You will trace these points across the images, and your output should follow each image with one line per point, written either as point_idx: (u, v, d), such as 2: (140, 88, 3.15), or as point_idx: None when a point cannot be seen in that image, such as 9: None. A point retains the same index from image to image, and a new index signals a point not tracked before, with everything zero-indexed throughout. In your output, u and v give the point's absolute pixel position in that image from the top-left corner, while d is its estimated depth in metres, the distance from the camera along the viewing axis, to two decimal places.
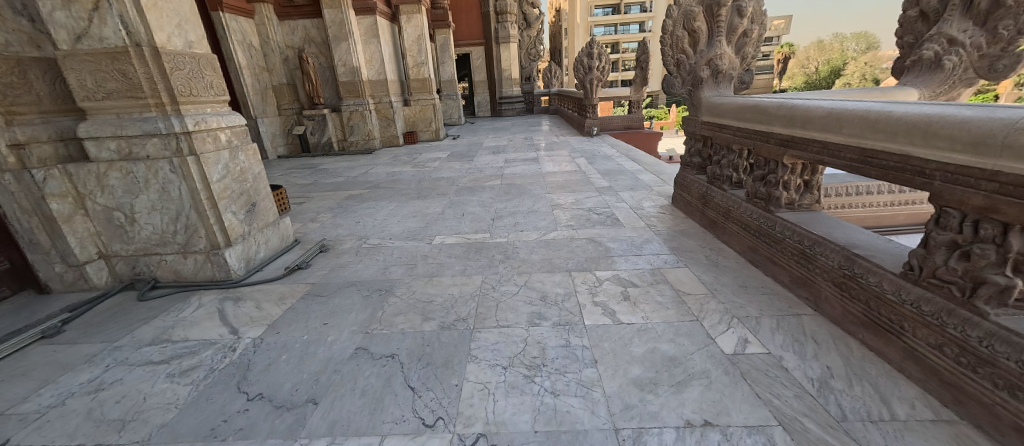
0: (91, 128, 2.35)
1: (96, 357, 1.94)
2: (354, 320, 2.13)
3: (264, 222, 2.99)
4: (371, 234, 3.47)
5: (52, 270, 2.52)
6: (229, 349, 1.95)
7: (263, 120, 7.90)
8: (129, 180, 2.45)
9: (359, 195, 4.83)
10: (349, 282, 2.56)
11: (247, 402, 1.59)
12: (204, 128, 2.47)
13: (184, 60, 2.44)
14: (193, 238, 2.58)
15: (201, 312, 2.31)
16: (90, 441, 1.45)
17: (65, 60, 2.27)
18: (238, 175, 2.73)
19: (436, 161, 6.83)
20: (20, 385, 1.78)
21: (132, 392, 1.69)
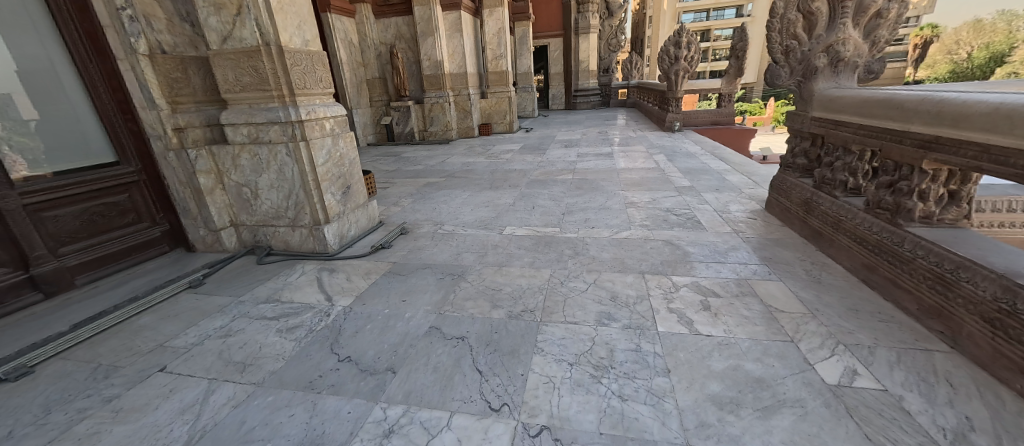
0: (229, 116, 2.77)
1: (225, 309, 2.32)
2: (429, 300, 2.26)
3: (356, 203, 3.30)
4: (445, 220, 3.64)
5: (198, 233, 3.05)
6: (325, 314, 2.20)
7: (357, 111, 8.66)
8: (255, 161, 2.85)
9: (435, 183, 5.09)
10: (425, 265, 2.73)
11: (338, 363, 1.79)
12: (314, 117, 2.80)
13: (301, 56, 2.77)
14: (300, 214, 2.94)
15: (303, 279, 2.64)
16: (221, 376, 1.75)
17: (215, 58, 2.70)
18: (338, 161, 3.05)
19: (508, 154, 6.93)
20: (173, 324, 2.19)
21: (250, 340, 1.99)
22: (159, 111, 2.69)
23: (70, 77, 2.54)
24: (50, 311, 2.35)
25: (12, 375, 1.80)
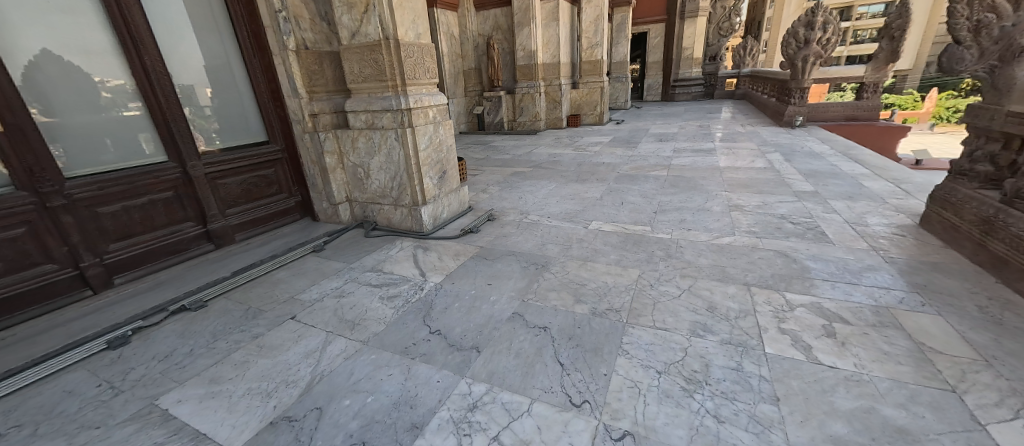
0: (351, 103, 3.11)
1: (339, 273, 2.65)
2: (513, 286, 2.32)
3: (450, 188, 3.50)
4: (530, 210, 3.68)
5: (321, 205, 3.52)
6: (419, 288, 2.38)
7: (453, 101, 9.11)
8: (369, 144, 3.17)
9: (521, 173, 5.16)
10: (510, 252, 2.79)
11: (430, 335, 1.93)
12: (420, 106, 3.02)
13: (414, 49, 2.99)
14: (402, 194, 3.21)
15: (402, 253, 2.89)
16: (335, 331, 2.00)
17: (344, 52, 3.03)
18: (438, 147, 3.25)
19: (597, 146, 6.72)
20: (301, 281, 2.57)
21: (358, 303, 2.25)
22: (299, 99, 3.13)
23: (239, 70, 3.09)
24: (218, 259, 2.93)
25: (194, 305, 2.29)
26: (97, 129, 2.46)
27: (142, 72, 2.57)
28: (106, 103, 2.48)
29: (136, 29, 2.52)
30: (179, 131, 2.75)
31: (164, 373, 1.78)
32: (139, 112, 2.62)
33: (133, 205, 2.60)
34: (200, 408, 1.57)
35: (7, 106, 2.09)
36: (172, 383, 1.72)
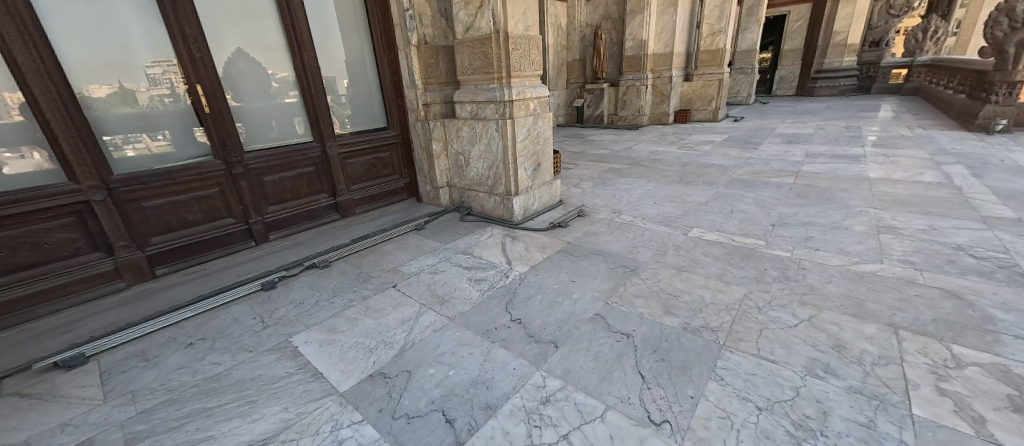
0: (460, 94, 3.29)
1: (435, 251, 2.86)
2: (598, 287, 2.25)
3: (543, 180, 3.52)
4: (624, 209, 3.52)
5: (425, 188, 3.83)
6: (504, 275, 2.46)
7: (554, 93, 9.09)
8: (472, 133, 3.33)
9: (618, 170, 4.95)
10: (598, 251, 2.71)
11: (511, 322, 1.98)
12: (522, 98, 3.07)
13: (522, 42, 3.04)
14: (497, 183, 3.32)
15: (492, 240, 3.01)
16: (427, 304, 2.17)
17: (458, 46, 3.21)
18: (535, 139, 3.29)
19: (708, 146, 6.11)
20: (402, 255, 2.84)
21: (448, 281, 2.41)
22: (415, 90, 3.43)
23: (371, 64, 3.49)
24: (341, 227, 3.39)
25: (321, 264, 2.69)
26: (267, 113, 3.00)
27: (301, 66, 3.06)
28: (275, 91, 3.02)
29: (299, 30, 3.01)
30: (322, 116, 3.22)
31: (295, 317, 2.13)
32: (296, 99, 3.14)
33: (286, 176, 3.13)
34: (317, 351, 1.84)
35: (213, 92, 2.68)
36: (299, 327, 2.05)
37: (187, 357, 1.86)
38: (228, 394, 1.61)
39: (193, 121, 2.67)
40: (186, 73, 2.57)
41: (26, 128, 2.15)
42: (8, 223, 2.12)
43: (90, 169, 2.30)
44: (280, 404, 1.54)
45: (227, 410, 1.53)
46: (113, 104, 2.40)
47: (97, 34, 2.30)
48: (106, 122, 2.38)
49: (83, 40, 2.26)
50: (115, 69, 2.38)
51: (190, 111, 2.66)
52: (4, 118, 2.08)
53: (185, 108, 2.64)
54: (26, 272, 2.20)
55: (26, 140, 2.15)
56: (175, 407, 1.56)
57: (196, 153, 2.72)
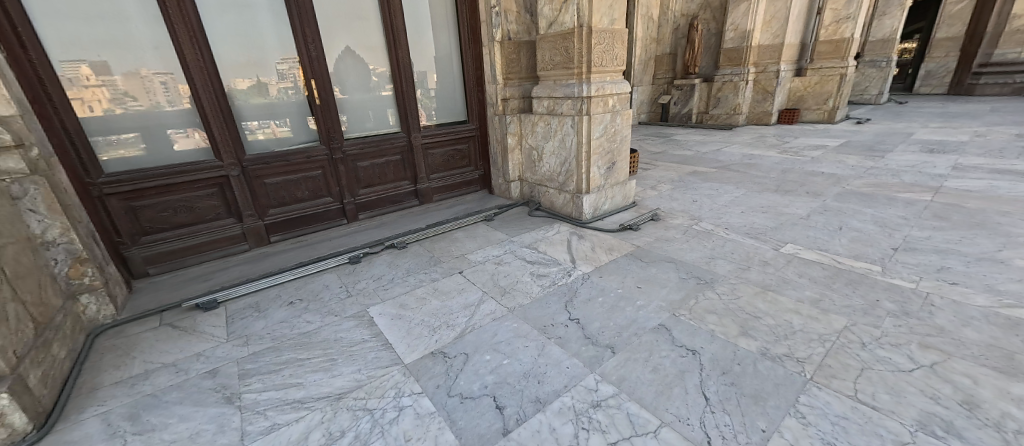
0: (538, 90, 3.32)
1: (501, 243, 2.95)
2: (665, 296, 2.15)
3: (617, 180, 3.41)
4: (704, 217, 3.28)
5: (498, 181, 3.94)
6: (567, 273, 2.46)
7: (638, 89, 8.73)
8: (547, 129, 3.33)
9: (703, 173, 4.60)
10: (670, 258, 2.58)
11: (569, 321, 1.98)
12: (601, 94, 3.01)
13: (605, 36, 2.96)
14: (568, 181, 3.29)
15: (558, 237, 3.01)
16: (489, 293, 2.26)
17: (540, 41, 3.22)
18: (611, 137, 3.20)
19: (816, 151, 5.40)
20: (471, 243, 2.97)
21: (511, 273, 2.48)
22: (496, 85, 3.53)
23: (457, 60, 3.67)
24: (419, 212, 3.64)
25: (399, 245, 2.93)
26: (366, 105, 3.32)
27: (396, 62, 3.33)
28: (374, 85, 3.32)
29: (397, 29, 3.26)
30: (411, 109, 3.48)
31: (373, 291, 2.36)
32: (390, 93, 3.42)
33: (376, 163, 3.44)
34: (388, 323, 2.02)
35: (324, 86, 3.03)
36: (376, 299, 2.26)
37: (286, 314, 2.16)
38: (314, 350, 1.84)
39: (307, 111, 3.05)
40: (305, 69, 2.94)
41: (190, 113, 2.63)
42: (171, 189, 2.62)
43: (229, 149, 2.76)
44: (354, 366, 1.73)
45: (312, 364, 1.75)
46: (251, 95, 2.83)
47: (242, 36, 2.72)
48: (244, 110, 2.82)
49: (231, 41, 2.69)
50: (255, 65, 2.80)
51: (306, 102, 3.04)
52: (177, 105, 2.59)
53: (302, 100, 3.02)
54: (180, 229, 2.71)
55: (189, 124, 2.64)
56: (274, 354, 1.83)
57: (306, 139, 3.11)
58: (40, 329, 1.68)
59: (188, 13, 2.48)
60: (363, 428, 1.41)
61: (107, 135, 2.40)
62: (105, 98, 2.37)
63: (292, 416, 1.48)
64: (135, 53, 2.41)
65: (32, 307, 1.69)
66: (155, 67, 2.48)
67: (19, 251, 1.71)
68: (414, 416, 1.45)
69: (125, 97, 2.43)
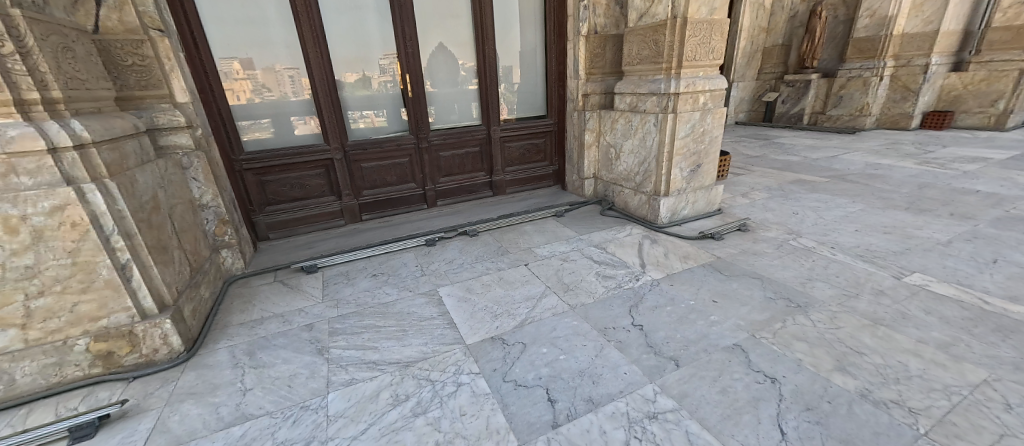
0: (621, 86, 3.20)
1: (569, 240, 2.96)
2: (744, 314, 1.97)
3: (700, 184, 3.18)
4: (804, 232, 2.91)
5: (572, 177, 3.92)
6: (635, 278, 2.38)
7: (738, 85, 7.99)
8: (627, 126, 3.21)
9: (810, 183, 4.06)
10: (755, 274, 2.35)
11: (631, 326, 1.93)
12: (691, 91, 2.81)
13: (702, 27, 2.74)
14: (646, 182, 3.16)
15: (630, 239, 2.92)
16: (552, 288, 2.30)
17: (628, 34, 3.09)
18: (698, 137, 2.99)
19: (969, 165, 4.43)
20: (539, 237, 3.02)
21: (577, 271, 2.47)
22: (578, 80, 3.50)
23: (541, 55, 3.71)
24: (493, 203, 3.78)
25: (471, 232, 3.09)
26: (452, 98, 3.52)
27: (483, 58, 3.47)
28: (461, 79, 3.51)
29: (487, 26, 3.40)
30: (493, 103, 3.61)
31: (445, 272, 2.53)
32: (475, 87, 3.59)
33: (457, 153, 3.64)
34: (455, 305, 2.16)
35: (417, 80, 3.28)
36: (446, 281, 2.43)
37: (370, 284, 2.42)
38: (390, 320, 2.04)
39: (401, 103, 3.34)
40: (402, 64, 3.20)
41: (308, 103, 3.04)
42: (289, 168, 3.06)
43: (336, 135, 3.13)
44: (423, 339, 1.89)
45: (388, 332, 1.95)
46: (356, 87, 3.17)
47: (353, 34, 3.04)
48: (350, 101, 3.18)
49: (344, 39, 3.03)
50: (361, 61, 3.12)
51: (401, 95, 3.32)
52: (299, 95, 3.00)
53: (397, 92, 3.31)
54: (293, 203, 3.15)
55: (307, 112, 3.05)
56: (357, 318, 2.08)
57: (398, 128, 3.40)
58: (194, 273, 2.11)
59: (313, 16, 2.85)
60: (425, 396, 1.54)
61: (247, 120, 2.89)
62: (248, 88, 2.84)
63: (368, 375, 1.67)
64: (271, 51, 2.84)
65: (190, 255, 2.11)
66: (285, 63, 2.89)
67: (184, 210, 2.15)
68: (471, 393, 1.54)
69: (262, 88, 2.88)
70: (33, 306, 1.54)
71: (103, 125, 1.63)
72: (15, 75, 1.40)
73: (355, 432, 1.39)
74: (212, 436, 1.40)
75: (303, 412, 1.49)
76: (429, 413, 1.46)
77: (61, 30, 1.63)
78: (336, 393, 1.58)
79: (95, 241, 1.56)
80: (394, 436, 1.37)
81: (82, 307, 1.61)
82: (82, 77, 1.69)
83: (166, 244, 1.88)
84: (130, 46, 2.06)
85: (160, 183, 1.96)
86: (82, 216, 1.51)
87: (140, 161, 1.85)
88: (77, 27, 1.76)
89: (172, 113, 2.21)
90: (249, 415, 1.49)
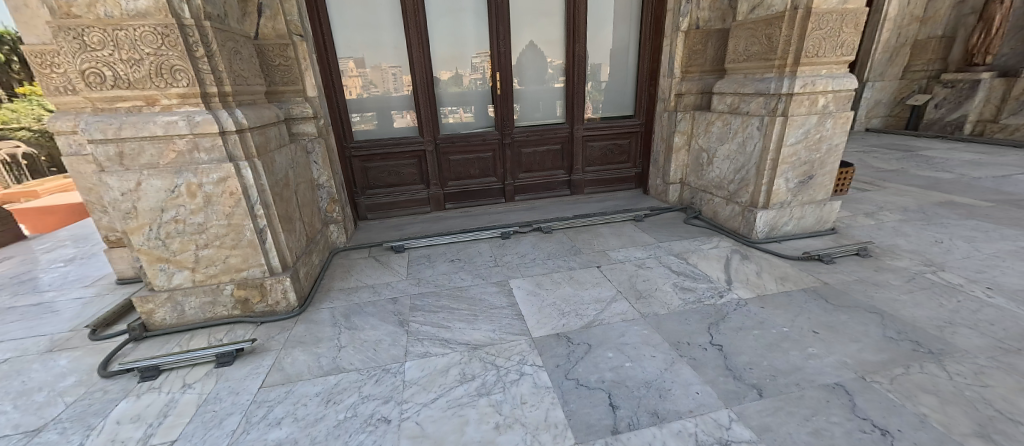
0: (722, 85, 2.94)
1: (647, 246, 2.84)
2: (852, 350, 1.71)
3: (810, 197, 2.81)
4: (950, 264, 2.39)
5: (656, 182, 3.74)
6: (718, 294, 2.20)
7: (874, 85, 6.83)
8: (725, 129, 2.94)
9: (966, 206, 3.32)
10: (873, 306, 2.01)
11: (708, 344, 1.80)
12: (808, 91, 2.48)
13: (830, 18, 2.39)
14: (742, 191, 2.87)
15: (716, 252, 2.71)
16: (623, 293, 2.24)
17: (735, 29, 2.82)
18: (813, 144, 2.63)
19: None
20: (615, 241, 2.95)
21: (652, 280, 2.37)
22: (672, 78, 3.31)
23: (633, 53, 3.59)
24: (570, 202, 3.77)
25: (546, 229, 3.13)
26: (538, 96, 3.59)
27: (573, 56, 3.46)
28: (548, 77, 3.55)
29: (580, 24, 3.38)
30: (579, 101, 3.60)
31: (517, 266, 2.61)
32: (561, 85, 3.61)
33: (538, 150, 3.71)
34: (524, 298, 2.22)
35: (506, 78, 3.40)
36: (518, 274, 2.50)
37: (448, 268, 2.60)
38: (463, 304, 2.18)
39: (489, 100, 3.49)
40: (494, 63, 3.35)
41: (408, 98, 3.33)
42: (387, 157, 3.39)
43: (430, 128, 3.39)
44: (491, 325, 1.98)
45: (460, 314, 2.08)
46: (449, 84, 3.39)
47: (451, 35, 3.26)
48: (444, 97, 3.41)
49: (444, 40, 3.26)
50: (457, 60, 3.33)
51: (489, 92, 3.47)
52: (399, 91, 3.30)
53: (486, 90, 3.46)
54: (388, 188, 3.49)
55: (406, 107, 3.35)
56: (435, 298, 2.25)
57: (485, 124, 3.57)
58: (309, 242, 2.47)
59: (419, 19, 3.11)
60: (489, 379, 1.62)
61: (357, 113, 3.27)
62: (359, 85, 3.21)
63: (440, 351, 1.80)
64: (381, 51, 3.16)
65: (307, 226, 2.48)
66: (391, 62, 3.21)
67: (306, 189, 2.52)
68: (532, 384, 1.59)
69: (370, 85, 3.22)
70: (199, 254, 1.94)
71: (256, 114, 1.99)
72: (202, 73, 1.78)
73: (425, 400, 1.52)
74: (312, 381, 1.64)
75: (383, 374, 1.67)
76: (492, 395, 1.54)
77: (235, 37, 2.01)
78: (412, 362, 1.73)
79: (244, 208, 1.91)
80: (459, 410, 1.48)
81: (231, 259, 1.99)
82: (245, 75, 2.09)
83: (290, 215, 2.24)
84: (278, 49, 2.48)
85: (291, 164, 2.33)
86: (237, 187, 1.87)
87: (278, 145, 2.22)
88: (245, 35, 2.16)
89: (303, 105, 2.60)
90: (341, 369, 1.71)
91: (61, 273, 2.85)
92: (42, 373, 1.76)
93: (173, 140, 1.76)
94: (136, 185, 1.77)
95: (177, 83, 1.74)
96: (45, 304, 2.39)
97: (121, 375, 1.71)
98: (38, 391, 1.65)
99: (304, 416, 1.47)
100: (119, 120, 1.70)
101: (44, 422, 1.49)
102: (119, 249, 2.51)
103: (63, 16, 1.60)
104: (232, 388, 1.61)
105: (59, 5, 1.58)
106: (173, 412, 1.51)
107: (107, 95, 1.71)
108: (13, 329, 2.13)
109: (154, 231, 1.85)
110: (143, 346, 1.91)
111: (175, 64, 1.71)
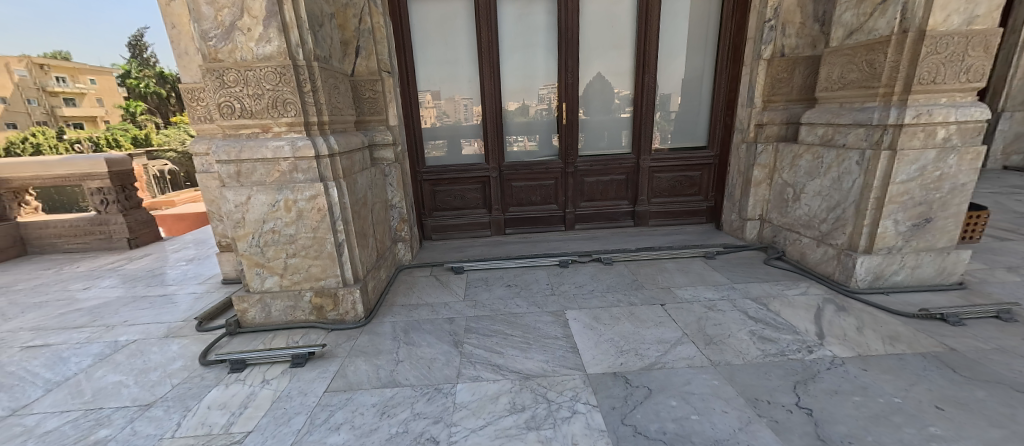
0: (811, 114, 2.69)
1: (719, 286, 2.61)
2: (992, 438, 1.37)
3: (927, 243, 2.39)
4: None
5: (731, 217, 3.46)
6: (806, 349, 1.93)
7: (1012, 115, 5.73)
8: (816, 163, 2.64)
9: None
10: (1020, 384, 1.62)
11: (793, 406, 1.57)
12: (923, 122, 2.16)
13: (951, 41, 2.10)
14: (836, 231, 2.54)
15: (804, 300, 2.39)
16: (690, 337, 2.06)
17: (828, 55, 2.59)
18: (930, 182, 2.27)
19: None
20: (682, 278, 2.75)
21: (724, 325, 2.15)
22: (752, 108, 3.09)
23: (707, 82, 3.46)
24: (633, 233, 3.63)
25: (606, 260, 3.03)
26: (605, 125, 3.57)
27: (643, 86, 3.43)
28: (615, 107, 3.53)
29: (650, 55, 3.36)
30: (646, 130, 3.52)
31: (574, 296, 2.54)
32: (629, 115, 3.56)
33: (602, 180, 3.66)
34: (579, 331, 2.14)
35: (573, 109, 3.45)
36: (575, 305, 2.43)
37: (504, 293, 2.61)
38: (517, 331, 2.16)
39: (554, 129, 3.56)
40: (562, 94, 3.42)
41: (476, 128, 3.51)
42: (455, 181, 3.56)
43: (495, 156, 3.53)
44: (545, 356, 1.93)
45: (514, 341, 2.06)
46: (517, 114, 3.51)
47: (522, 68, 3.41)
48: (511, 127, 3.54)
49: (515, 73, 3.42)
50: (526, 91, 3.46)
51: (555, 122, 3.54)
52: (470, 121, 3.49)
53: (552, 119, 3.54)
54: (453, 211, 3.64)
55: (474, 135, 3.52)
56: (489, 322, 2.26)
57: (549, 153, 3.62)
58: (379, 257, 2.65)
59: (493, 54, 3.30)
60: (540, 413, 1.57)
61: (430, 140, 3.50)
62: (434, 115, 3.45)
63: (491, 377, 1.79)
64: (456, 84, 3.40)
65: (378, 243, 2.66)
66: (464, 94, 3.43)
67: (380, 208, 2.72)
68: (585, 424, 1.50)
69: (443, 115, 3.46)
70: (288, 262, 2.18)
71: (345, 141, 2.23)
72: (306, 105, 2.05)
73: (474, 426, 1.51)
74: (370, 391, 1.72)
75: (436, 393, 1.69)
76: (542, 431, 1.48)
77: (335, 74, 2.30)
78: (464, 385, 1.74)
79: (327, 223, 2.12)
80: (507, 442, 1.44)
81: (313, 269, 2.20)
82: (341, 107, 2.36)
83: (365, 232, 2.43)
84: (368, 84, 2.78)
85: (370, 185, 2.55)
86: (324, 204, 2.08)
87: (360, 168, 2.45)
88: (344, 72, 2.46)
89: (385, 133, 2.86)
90: (397, 382, 1.77)
91: (182, 270, 3.36)
92: (158, 355, 2.06)
93: (279, 162, 2.03)
94: (247, 198, 2.06)
95: (287, 114, 2.02)
96: (168, 295, 2.83)
97: (216, 365, 1.94)
98: (154, 371, 1.93)
99: (360, 426, 1.53)
100: (240, 145, 2.01)
101: (154, 398, 1.72)
102: (227, 253, 2.90)
103: (211, 60, 1.97)
104: (302, 389, 1.74)
105: (210, 52, 1.95)
106: (252, 404, 1.66)
107: (234, 123, 2.03)
108: (144, 315, 2.53)
109: (255, 240, 2.12)
110: (236, 341, 2.16)
111: (287, 98, 2.00)
